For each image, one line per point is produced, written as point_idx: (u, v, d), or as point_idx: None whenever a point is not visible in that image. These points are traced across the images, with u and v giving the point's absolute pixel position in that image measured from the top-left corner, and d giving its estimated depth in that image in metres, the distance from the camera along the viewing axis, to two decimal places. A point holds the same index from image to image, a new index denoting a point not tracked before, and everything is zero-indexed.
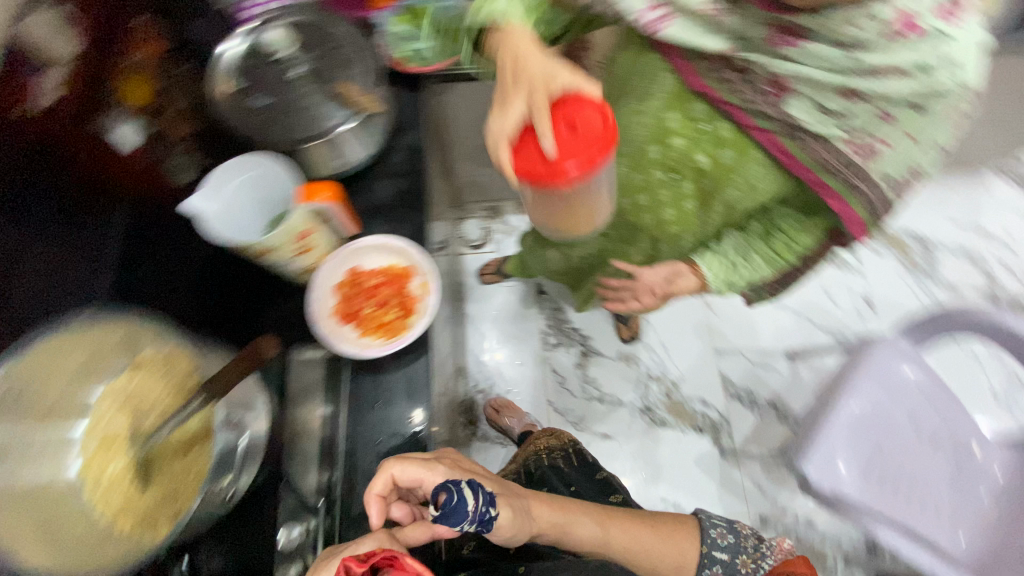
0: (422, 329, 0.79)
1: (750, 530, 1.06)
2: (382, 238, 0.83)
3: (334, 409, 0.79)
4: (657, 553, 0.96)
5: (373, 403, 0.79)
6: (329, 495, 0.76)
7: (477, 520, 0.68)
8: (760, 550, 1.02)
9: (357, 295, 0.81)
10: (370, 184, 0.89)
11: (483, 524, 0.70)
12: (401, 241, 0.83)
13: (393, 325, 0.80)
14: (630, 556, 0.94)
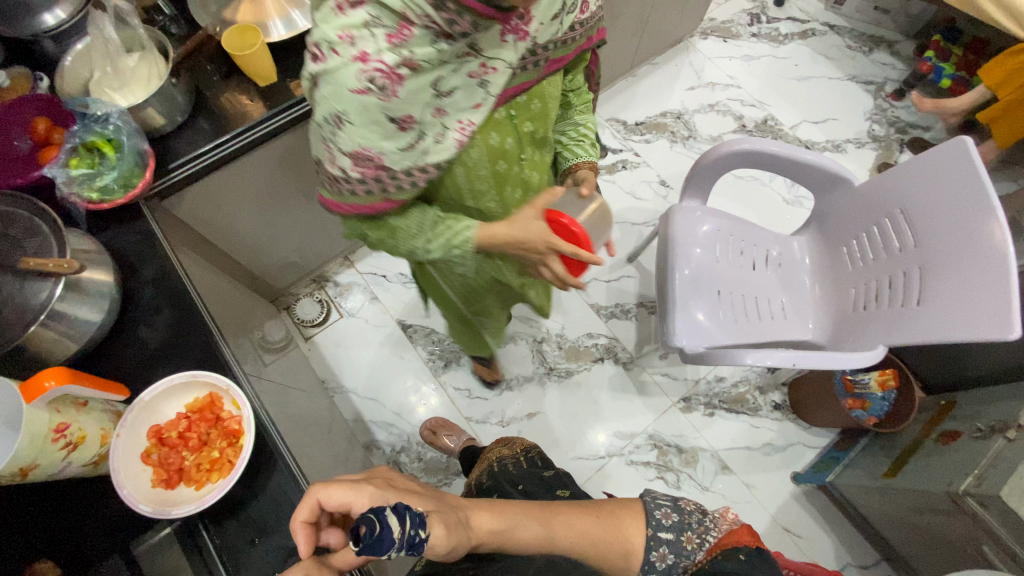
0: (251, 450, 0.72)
1: (693, 504, 0.97)
2: (164, 383, 0.74)
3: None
4: (603, 543, 0.87)
5: (252, 539, 0.72)
6: None
7: (408, 545, 0.60)
8: (704, 524, 0.93)
9: (171, 451, 0.73)
10: (135, 331, 0.82)
11: (418, 548, 0.61)
12: (184, 375, 0.75)
13: (225, 458, 0.73)
14: (578, 553, 0.84)
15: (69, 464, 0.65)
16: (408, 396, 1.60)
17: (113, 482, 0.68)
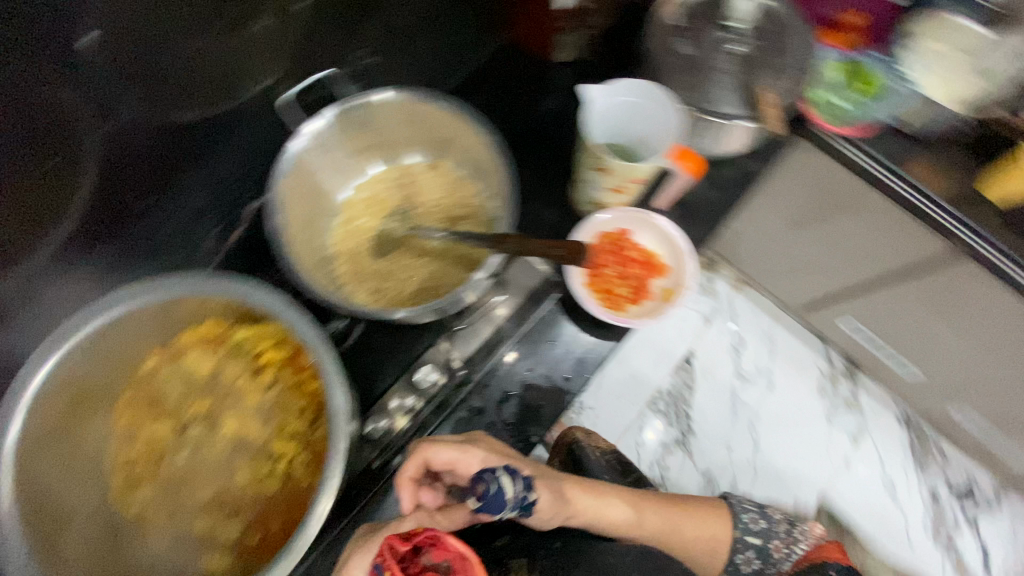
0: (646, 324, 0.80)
1: (781, 514, 0.97)
2: (677, 234, 0.81)
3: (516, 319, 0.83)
4: (690, 541, 0.89)
5: (547, 338, 0.85)
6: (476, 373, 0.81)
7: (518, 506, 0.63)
8: (794, 534, 0.94)
9: (619, 250, 0.83)
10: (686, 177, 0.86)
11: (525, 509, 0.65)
12: (686, 250, 0.81)
13: (617, 300, 0.82)
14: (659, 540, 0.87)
15: (603, 190, 0.77)
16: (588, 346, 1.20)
17: (596, 213, 0.81)
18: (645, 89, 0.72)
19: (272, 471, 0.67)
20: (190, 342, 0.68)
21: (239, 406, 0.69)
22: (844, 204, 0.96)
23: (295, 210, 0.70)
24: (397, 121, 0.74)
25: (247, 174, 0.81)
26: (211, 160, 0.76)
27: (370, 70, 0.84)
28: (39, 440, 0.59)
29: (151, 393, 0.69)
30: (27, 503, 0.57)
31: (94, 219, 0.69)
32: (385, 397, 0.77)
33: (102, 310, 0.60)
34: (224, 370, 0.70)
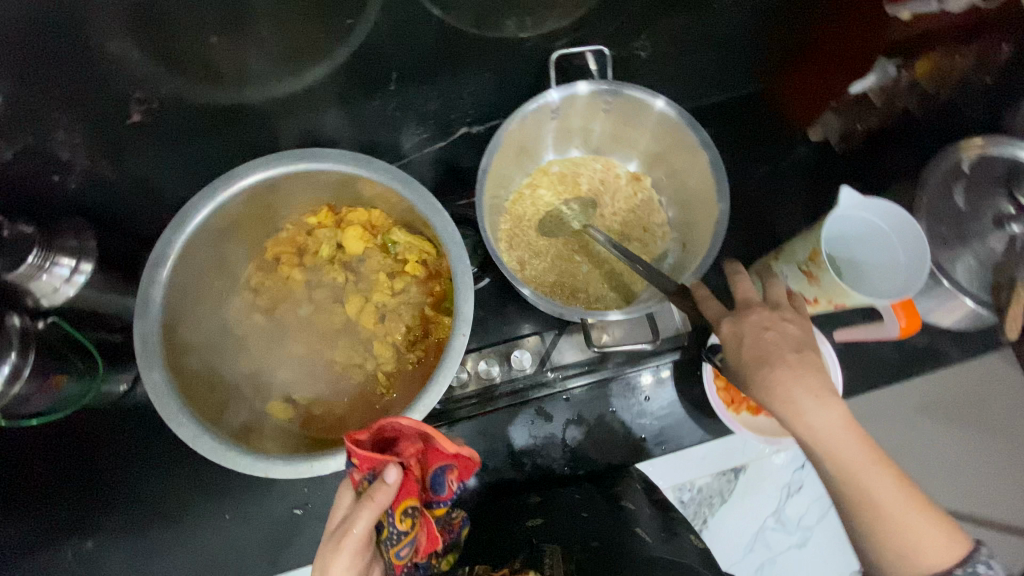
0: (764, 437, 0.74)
1: None
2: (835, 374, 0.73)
3: (622, 361, 0.79)
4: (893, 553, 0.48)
5: (643, 395, 0.80)
6: (558, 385, 0.79)
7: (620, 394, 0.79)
8: None
9: None
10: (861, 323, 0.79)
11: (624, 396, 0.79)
12: (835, 396, 0.72)
13: (736, 399, 0.76)
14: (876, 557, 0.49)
15: None
16: (668, 379, 0.81)
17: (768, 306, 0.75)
18: (897, 223, 0.63)
19: (362, 365, 0.70)
20: (353, 220, 0.72)
21: (360, 295, 0.72)
22: (1007, 434, 0.86)
23: (503, 155, 0.68)
24: (641, 125, 0.70)
25: (475, 106, 0.73)
26: (446, 81, 0.67)
27: (643, 64, 0.74)
28: (209, 233, 0.64)
29: (299, 241, 0.73)
30: (172, 289, 0.61)
31: (331, 82, 0.63)
32: (471, 354, 0.80)
33: (316, 155, 0.63)
34: (365, 258, 0.73)
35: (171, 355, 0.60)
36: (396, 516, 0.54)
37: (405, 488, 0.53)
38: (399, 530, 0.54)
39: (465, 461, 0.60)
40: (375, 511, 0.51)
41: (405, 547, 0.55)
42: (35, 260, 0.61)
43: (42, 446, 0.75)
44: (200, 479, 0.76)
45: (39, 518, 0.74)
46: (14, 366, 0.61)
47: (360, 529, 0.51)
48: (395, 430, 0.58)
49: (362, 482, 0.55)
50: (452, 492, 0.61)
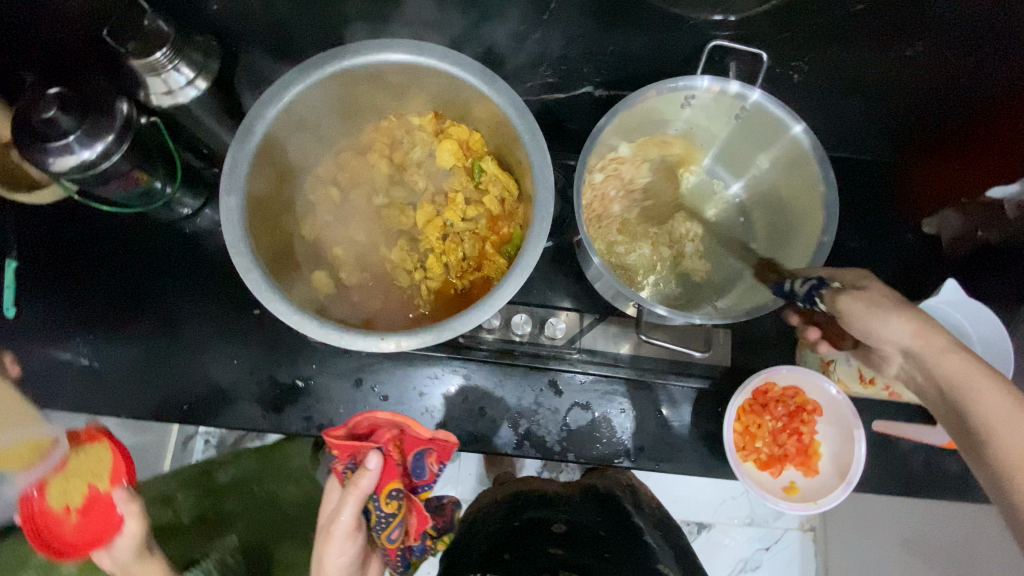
0: (765, 496, 0.70)
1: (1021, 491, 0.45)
2: (858, 465, 0.69)
3: (647, 366, 0.79)
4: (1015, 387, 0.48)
5: (657, 408, 0.78)
6: (577, 363, 0.79)
7: (631, 399, 0.78)
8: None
9: (797, 417, 0.73)
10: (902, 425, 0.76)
11: (631, 401, 0.78)
12: (850, 484, 0.69)
13: (749, 447, 0.73)
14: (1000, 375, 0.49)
15: (847, 364, 0.68)
16: (684, 403, 0.78)
17: (816, 370, 0.73)
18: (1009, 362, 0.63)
19: (411, 272, 0.71)
20: (453, 134, 0.72)
21: (433, 208, 0.72)
22: None
23: (619, 126, 0.66)
24: (767, 146, 0.68)
25: (609, 69, 0.71)
26: (596, 34, 0.66)
27: (789, 88, 0.71)
28: (320, 93, 0.64)
29: (396, 135, 0.74)
30: (269, 133, 0.62)
31: None
32: (510, 306, 0.81)
33: (446, 56, 0.63)
34: (450, 174, 0.73)
35: (249, 191, 0.61)
36: (381, 499, 0.69)
37: (384, 473, 0.68)
38: (386, 510, 0.69)
39: (442, 446, 0.71)
40: (357, 497, 0.66)
41: (395, 526, 0.71)
42: (163, 57, 0.63)
43: (104, 233, 0.79)
44: (226, 319, 0.80)
45: (78, 293, 0.78)
46: (107, 148, 0.64)
47: (347, 515, 0.68)
48: (372, 423, 0.71)
49: (345, 471, 0.70)
50: (436, 476, 0.73)
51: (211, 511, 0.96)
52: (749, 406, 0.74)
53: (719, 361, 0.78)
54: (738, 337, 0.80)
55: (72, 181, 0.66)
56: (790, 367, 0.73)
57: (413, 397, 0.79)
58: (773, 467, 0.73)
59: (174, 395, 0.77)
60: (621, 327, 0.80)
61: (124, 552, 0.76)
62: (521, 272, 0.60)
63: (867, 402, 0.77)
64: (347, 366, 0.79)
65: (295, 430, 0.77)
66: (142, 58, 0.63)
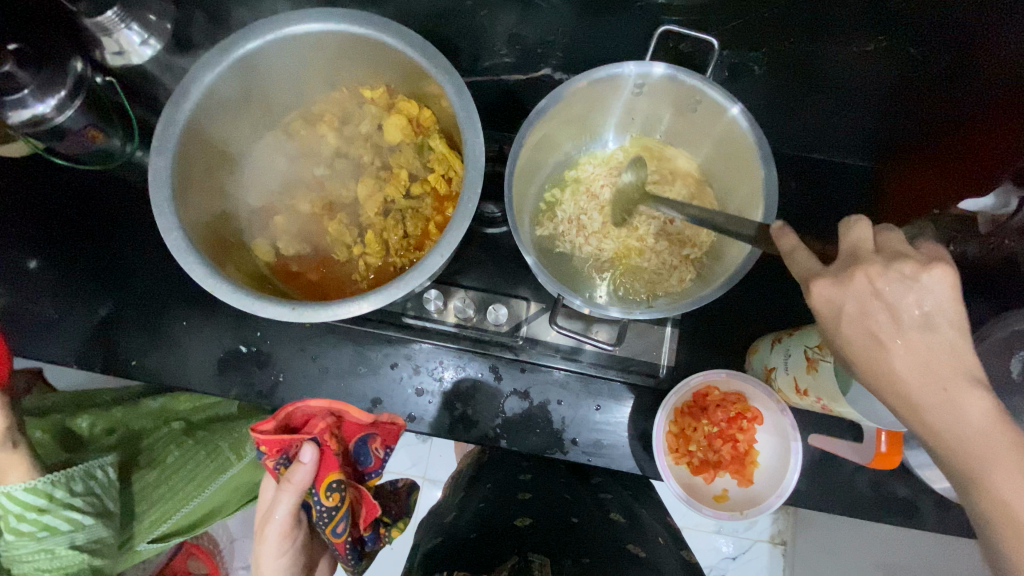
0: (692, 503, 0.68)
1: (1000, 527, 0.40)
2: (791, 478, 0.67)
3: (590, 360, 0.77)
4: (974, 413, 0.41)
5: (596, 402, 0.77)
6: (519, 351, 0.78)
7: (570, 392, 0.77)
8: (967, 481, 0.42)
9: (736, 423, 0.71)
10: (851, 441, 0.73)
11: (571, 394, 0.77)
12: (780, 496, 0.67)
13: (682, 450, 0.71)
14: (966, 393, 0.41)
15: (785, 373, 0.65)
16: (624, 401, 0.77)
17: (760, 378, 0.70)
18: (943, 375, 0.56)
19: (350, 247, 0.71)
20: (402, 109, 0.71)
21: (379, 183, 0.72)
22: None
23: (562, 112, 0.64)
24: (713, 133, 0.65)
25: (564, 50, 0.69)
26: (547, 13, 0.64)
27: (751, 80, 0.68)
28: (265, 59, 0.64)
29: (347, 108, 0.73)
30: (211, 97, 0.63)
31: None
32: (457, 289, 0.80)
33: (387, 28, 0.62)
34: (397, 150, 0.73)
35: (186, 154, 0.62)
36: (321, 494, 0.58)
37: (321, 467, 0.57)
38: (327, 505, 0.58)
39: (387, 428, 0.64)
40: (293, 493, 0.57)
41: (341, 521, 0.59)
42: (114, 15, 0.67)
43: (64, 188, 0.80)
44: (174, 280, 0.80)
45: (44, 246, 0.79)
46: (59, 104, 0.65)
47: (283, 514, 0.58)
48: (306, 414, 0.62)
49: (278, 467, 0.59)
50: (384, 461, 0.65)
51: (116, 420, 0.82)
52: (686, 408, 0.72)
53: (661, 359, 0.76)
54: (685, 336, 0.77)
55: (29, 135, 0.68)
56: (732, 373, 0.70)
57: (353, 371, 0.79)
58: (704, 470, 0.71)
59: (122, 352, 0.78)
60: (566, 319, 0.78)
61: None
62: (442, 252, 0.59)
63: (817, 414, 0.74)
64: (291, 336, 0.79)
65: (236, 395, 0.78)
66: (93, 17, 0.67)
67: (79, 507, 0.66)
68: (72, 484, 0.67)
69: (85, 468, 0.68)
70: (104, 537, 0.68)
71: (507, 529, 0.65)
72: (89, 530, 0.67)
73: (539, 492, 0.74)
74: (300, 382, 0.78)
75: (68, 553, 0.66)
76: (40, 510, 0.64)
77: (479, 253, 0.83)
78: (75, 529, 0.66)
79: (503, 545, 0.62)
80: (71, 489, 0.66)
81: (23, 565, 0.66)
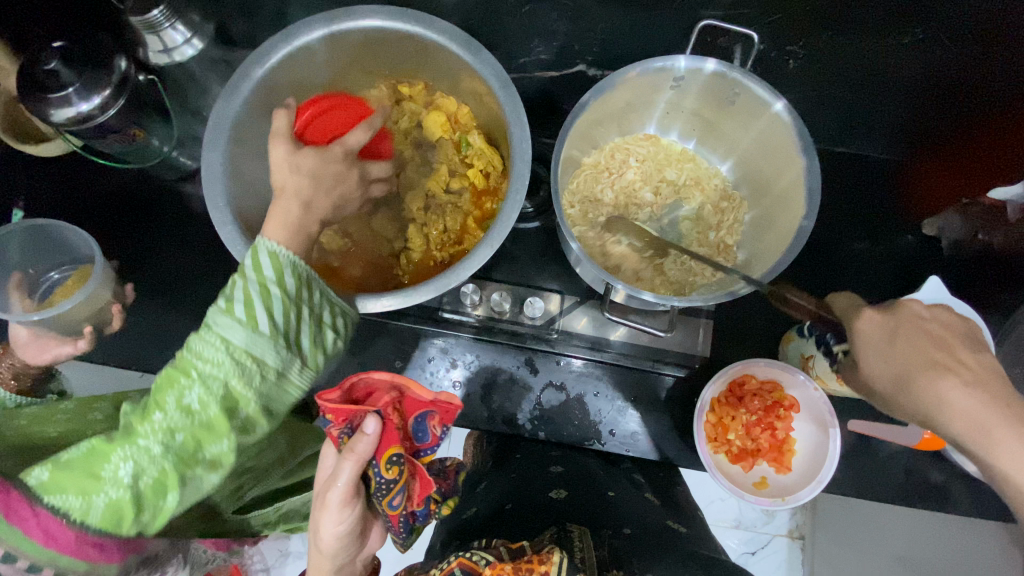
0: (733, 490, 0.68)
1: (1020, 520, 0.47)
2: (829, 464, 0.68)
3: (625, 351, 0.78)
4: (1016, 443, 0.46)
5: (632, 394, 0.78)
6: (554, 344, 0.79)
7: (606, 384, 0.78)
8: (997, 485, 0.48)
9: (774, 412, 0.71)
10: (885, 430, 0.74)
11: (606, 386, 0.78)
12: (819, 482, 0.67)
13: (720, 439, 0.72)
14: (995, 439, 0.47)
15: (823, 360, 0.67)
16: (656, 391, 0.78)
17: (796, 367, 0.71)
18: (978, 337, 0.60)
19: (391, 241, 0.72)
20: (441, 107, 0.72)
21: (418, 179, 0.73)
22: None
23: (603, 106, 0.65)
24: (753, 127, 0.66)
25: (600, 48, 0.71)
26: (588, 10, 0.65)
27: (785, 75, 0.70)
28: (311, 57, 0.65)
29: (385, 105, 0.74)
30: (258, 93, 0.63)
31: None
32: (492, 284, 0.81)
33: (431, 24, 0.63)
34: (436, 146, 0.74)
35: (235, 149, 0.62)
36: (382, 464, 0.55)
37: (385, 437, 0.55)
38: (386, 477, 0.55)
39: (446, 407, 0.59)
40: (356, 461, 0.53)
41: (398, 495, 0.56)
42: (159, 14, 0.69)
43: (99, 186, 0.80)
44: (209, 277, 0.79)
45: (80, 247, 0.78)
46: (104, 101, 0.65)
47: (345, 480, 0.54)
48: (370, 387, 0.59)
49: (341, 438, 0.57)
50: (441, 439, 0.61)
51: None
52: (722, 397, 0.73)
53: (695, 349, 0.77)
54: (718, 328, 0.79)
55: (70, 132, 0.69)
56: (767, 363, 0.72)
57: (388, 365, 0.79)
58: (738, 458, 0.72)
59: (158, 349, 0.77)
60: (598, 312, 0.79)
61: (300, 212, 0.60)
62: (491, 243, 0.60)
63: (851, 403, 0.75)
64: None
65: None
66: (142, 15, 0.69)
67: (281, 316, 0.52)
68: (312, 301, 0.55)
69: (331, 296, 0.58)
70: (259, 368, 0.50)
71: (540, 497, 0.61)
72: (266, 377, 0.50)
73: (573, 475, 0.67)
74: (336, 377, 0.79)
75: (208, 403, 0.48)
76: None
77: (513, 248, 0.83)
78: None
79: (537, 515, 0.57)
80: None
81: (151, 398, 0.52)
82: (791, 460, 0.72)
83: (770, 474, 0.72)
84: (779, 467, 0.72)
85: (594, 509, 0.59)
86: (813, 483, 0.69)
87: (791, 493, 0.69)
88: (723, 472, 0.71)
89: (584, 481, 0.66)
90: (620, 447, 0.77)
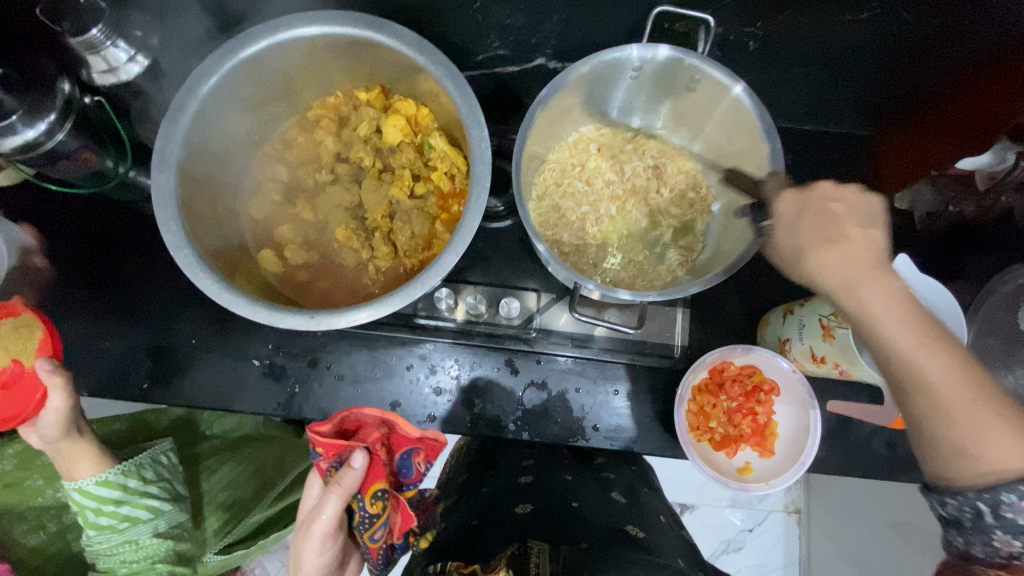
0: (720, 479, 0.68)
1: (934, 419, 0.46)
2: (811, 445, 0.68)
3: (605, 344, 0.77)
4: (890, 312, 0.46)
5: (613, 387, 0.77)
6: (534, 342, 0.78)
7: (589, 378, 0.78)
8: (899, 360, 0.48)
9: (754, 397, 0.72)
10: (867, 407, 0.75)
11: (589, 379, 0.78)
12: (802, 463, 0.68)
13: (702, 427, 0.72)
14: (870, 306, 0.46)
15: (800, 343, 0.67)
16: (636, 382, 0.77)
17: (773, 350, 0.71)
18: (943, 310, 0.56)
19: (358, 252, 0.70)
20: (399, 109, 0.70)
21: (382, 185, 0.71)
22: None
23: (563, 100, 0.64)
24: (717, 112, 0.65)
25: (558, 40, 0.69)
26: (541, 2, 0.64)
27: (745, 57, 0.69)
28: (259, 67, 0.63)
29: (343, 112, 0.73)
30: (206, 110, 0.61)
31: None
32: (467, 286, 0.80)
33: (378, 26, 0.61)
34: (397, 151, 0.72)
35: (187, 170, 0.61)
36: (367, 499, 0.57)
37: (371, 473, 0.56)
38: (370, 512, 0.57)
39: (431, 445, 0.61)
40: (341, 497, 0.55)
41: (380, 528, 0.58)
42: (100, 34, 0.65)
43: (57, 211, 0.78)
44: (177, 297, 0.78)
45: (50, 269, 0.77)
46: (49, 127, 0.64)
47: (328, 516, 0.56)
48: (361, 420, 0.62)
49: (330, 470, 0.59)
50: (423, 474, 0.63)
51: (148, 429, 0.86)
52: (702, 387, 0.73)
53: (671, 340, 0.77)
54: (697, 316, 0.78)
55: (22, 162, 0.66)
56: (744, 353, 0.72)
57: (368, 375, 0.78)
58: (723, 446, 0.72)
59: (131, 374, 0.76)
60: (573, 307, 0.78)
61: (49, 429, 0.70)
62: (455, 248, 0.58)
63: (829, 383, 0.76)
64: (302, 347, 0.78)
65: (250, 409, 0.77)
66: (79, 36, 0.65)
67: (152, 494, 0.75)
68: (142, 473, 0.75)
69: (152, 457, 0.76)
70: (181, 522, 0.77)
71: (507, 516, 0.62)
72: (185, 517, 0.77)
73: (539, 486, 0.68)
74: (313, 392, 0.77)
75: (158, 545, 0.74)
76: (117, 502, 0.72)
77: (485, 249, 0.82)
78: (154, 517, 0.74)
79: (502, 532, 0.58)
80: (143, 478, 0.74)
81: (108, 560, 0.74)
82: (774, 443, 0.72)
83: (755, 458, 0.73)
84: (762, 451, 0.72)
85: (558, 523, 0.60)
86: (798, 464, 0.68)
87: (776, 476, 0.69)
88: (708, 460, 0.71)
89: (552, 495, 0.67)
90: (605, 440, 0.77)
